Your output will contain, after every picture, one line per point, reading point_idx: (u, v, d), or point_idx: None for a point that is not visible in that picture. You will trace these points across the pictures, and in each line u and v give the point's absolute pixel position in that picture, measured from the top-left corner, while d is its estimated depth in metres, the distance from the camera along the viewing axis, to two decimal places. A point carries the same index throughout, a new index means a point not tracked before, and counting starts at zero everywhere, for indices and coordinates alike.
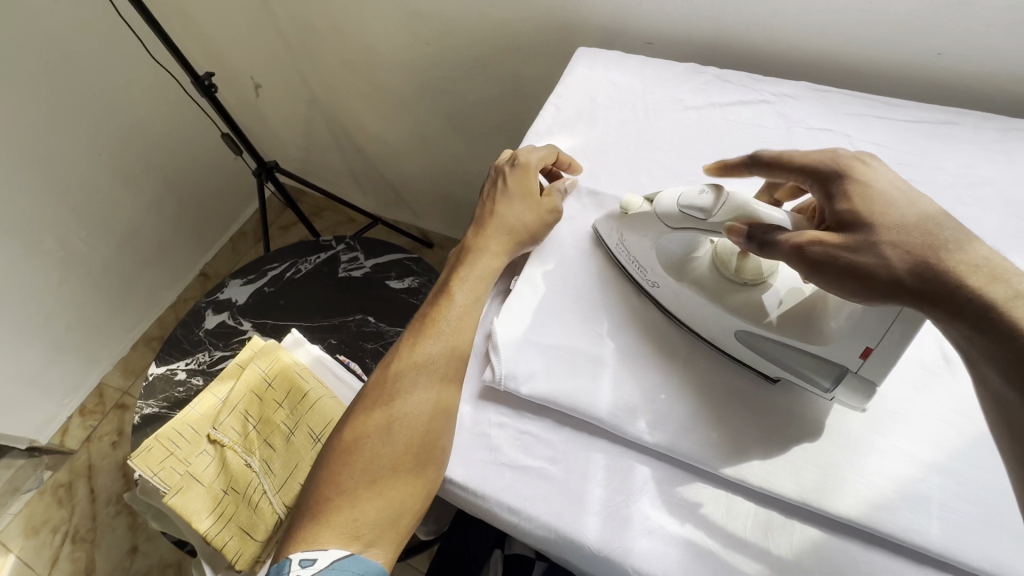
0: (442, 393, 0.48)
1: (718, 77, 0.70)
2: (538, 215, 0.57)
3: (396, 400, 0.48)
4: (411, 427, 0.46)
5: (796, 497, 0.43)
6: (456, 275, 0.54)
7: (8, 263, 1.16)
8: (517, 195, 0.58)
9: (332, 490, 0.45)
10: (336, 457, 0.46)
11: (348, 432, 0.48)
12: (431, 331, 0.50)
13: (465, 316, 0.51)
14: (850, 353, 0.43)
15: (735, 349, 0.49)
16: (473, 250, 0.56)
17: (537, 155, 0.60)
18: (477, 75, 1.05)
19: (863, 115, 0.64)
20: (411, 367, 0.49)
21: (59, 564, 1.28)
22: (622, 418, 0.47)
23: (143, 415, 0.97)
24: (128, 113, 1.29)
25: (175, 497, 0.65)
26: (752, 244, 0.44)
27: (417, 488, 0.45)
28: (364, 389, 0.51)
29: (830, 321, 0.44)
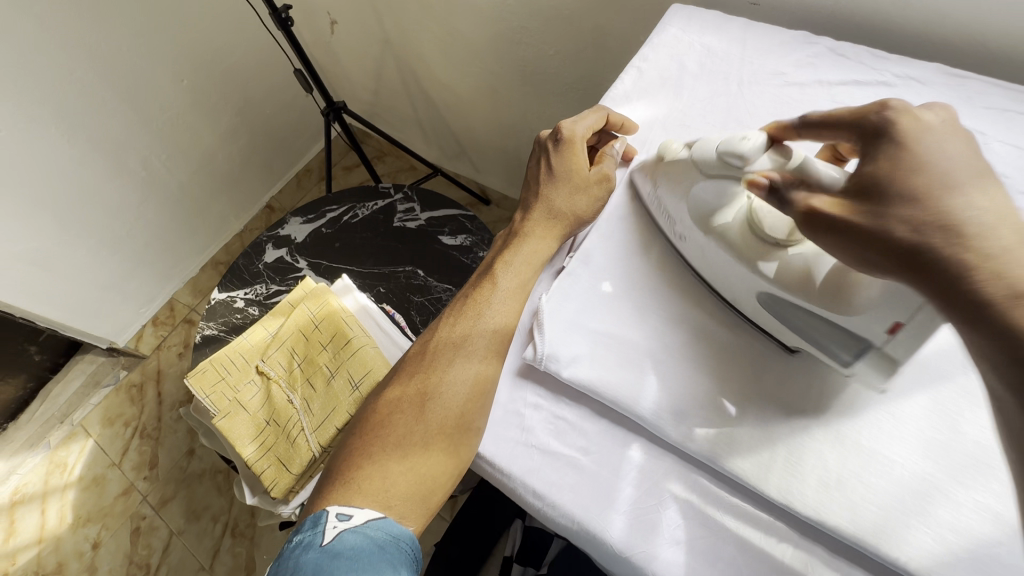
0: (479, 373, 0.46)
1: (831, 50, 0.62)
2: (590, 197, 0.54)
3: (432, 377, 0.47)
4: (444, 406, 0.45)
5: (850, 536, 0.39)
6: (501, 260, 0.52)
7: (95, 178, 1.24)
8: (565, 175, 0.55)
9: (364, 459, 0.45)
10: (369, 429, 0.47)
11: (382, 405, 0.48)
12: (471, 313, 0.49)
13: (509, 301, 0.50)
14: (875, 328, 0.39)
15: (769, 323, 0.46)
16: (520, 233, 0.54)
17: (582, 125, 0.55)
18: (558, 27, 0.98)
19: (1006, 109, 0.55)
20: (449, 347, 0.48)
21: (128, 454, 1.43)
22: (667, 420, 0.44)
23: (203, 336, 1.03)
24: (211, 41, 1.31)
25: (223, 420, 0.69)
26: (773, 198, 0.41)
27: (449, 466, 0.44)
28: (402, 364, 0.51)
29: (862, 288, 0.39)
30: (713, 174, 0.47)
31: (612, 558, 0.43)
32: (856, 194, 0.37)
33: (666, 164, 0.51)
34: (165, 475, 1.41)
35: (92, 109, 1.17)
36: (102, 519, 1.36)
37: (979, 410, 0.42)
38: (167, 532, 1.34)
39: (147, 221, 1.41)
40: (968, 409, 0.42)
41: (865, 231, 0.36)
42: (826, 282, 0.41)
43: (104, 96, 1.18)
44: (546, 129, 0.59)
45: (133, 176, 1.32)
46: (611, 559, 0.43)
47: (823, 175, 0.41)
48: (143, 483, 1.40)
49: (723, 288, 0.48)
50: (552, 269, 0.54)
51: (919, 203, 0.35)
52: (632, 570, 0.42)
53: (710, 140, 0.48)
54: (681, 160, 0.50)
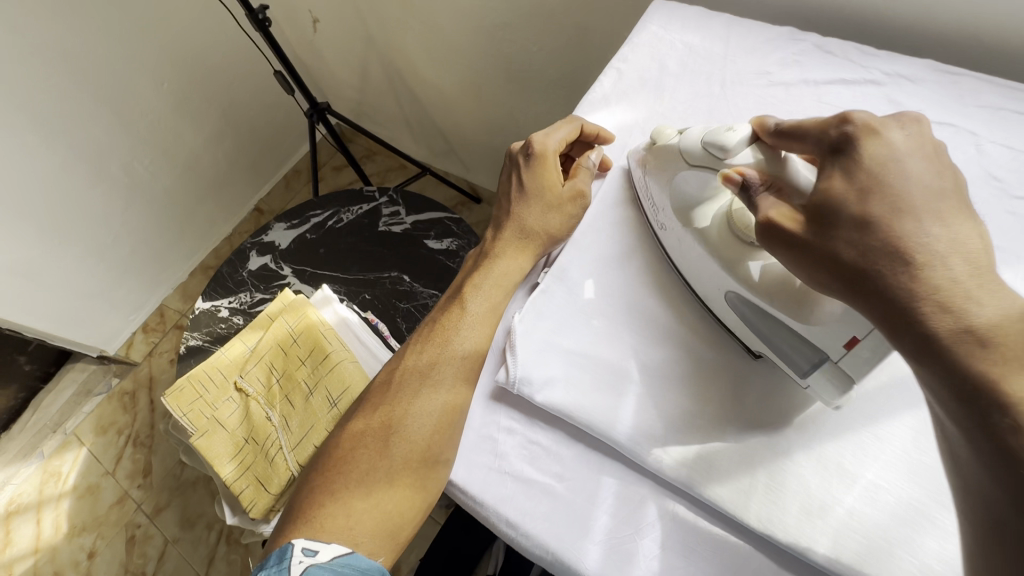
0: (447, 404, 0.45)
1: (818, 47, 0.59)
2: (561, 216, 0.52)
3: (398, 409, 0.46)
4: (411, 439, 0.44)
5: (834, 568, 0.37)
6: (471, 283, 0.51)
7: (75, 186, 1.22)
8: (537, 192, 0.53)
9: (326, 496, 0.43)
10: (332, 464, 0.45)
11: (348, 437, 0.47)
12: (439, 340, 0.48)
13: (479, 327, 0.48)
14: (833, 341, 0.39)
15: (750, 340, 0.44)
16: (490, 255, 0.52)
17: (555, 138, 0.54)
18: (541, 23, 0.95)
19: (1000, 108, 0.52)
20: (417, 376, 0.47)
21: (122, 462, 1.43)
22: (643, 447, 0.42)
23: (188, 346, 1.02)
24: (191, 44, 1.28)
25: (201, 439, 0.68)
26: (744, 194, 0.40)
27: (416, 500, 0.43)
28: (369, 393, 0.49)
29: (825, 302, 0.39)
30: (695, 165, 0.46)
31: None
32: (808, 212, 0.36)
33: (658, 148, 0.49)
34: (159, 483, 1.40)
35: (70, 116, 1.15)
36: (97, 529, 1.36)
37: None
38: (162, 540, 1.34)
39: (132, 227, 1.39)
40: None
41: (816, 249, 0.35)
42: (804, 303, 0.40)
43: (83, 103, 1.15)
44: (519, 141, 0.57)
45: (116, 183, 1.30)
46: None
47: (799, 177, 0.39)
48: (138, 492, 1.39)
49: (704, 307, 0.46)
50: (527, 286, 0.52)
51: (900, 222, 0.32)
52: None
53: (697, 131, 0.47)
54: (670, 147, 0.48)
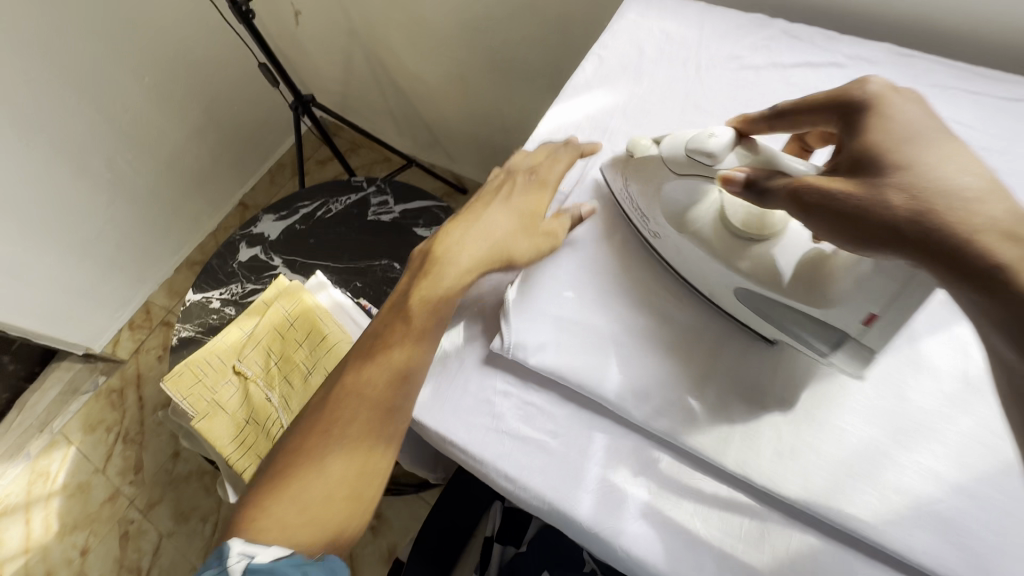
0: (392, 399, 0.48)
1: (785, 32, 0.63)
2: (530, 241, 0.52)
3: (343, 408, 0.48)
4: (348, 455, 0.46)
5: (800, 501, 0.41)
6: (419, 295, 0.51)
7: (58, 181, 1.22)
8: (517, 211, 0.54)
9: (273, 488, 0.46)
10: (282, 456, 0.48)
11: (287, 449, 0.48)
12: (384, 356, 0.49)
13: (421, 328, 0.50)
14: (851, 319, 0.39)
15: (736, 307, 0.47)
16: (439, 264, 0.52)
17: (556, 169, 0.56)
18: (523, 13, 0.98)
19: (950, 88, 0.57)
20: (357, 391, 0.48)
21: (112, 459, 1.42)
22: (630, 403, 0.46)
23: (180, 338, 1.03)
24: (172, 38, 1.28)
25: (202, 422, 0.70)
26: (750, 192, 0.41)
27: (358, 492, 0.46)
28: (311, 405, 0.51)
29: (836, 282, 0.40)
30: (681, 173, 0.47)
31: (582, 535, 0.45)
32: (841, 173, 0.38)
33: (637, 161, 0.50)
34: (151, 478, 1.40)
35: (53, 110, 1.14)
36: (89, 526, 1.36)
37: (925, 377, 0.44)
38: (156, 534, 1.34)
39: (116, 223, 1.38)
40: (914, 377, 0.44)
41: (811, 188, 0.37)
42: (794, 279, 0.42)
43: (63, 97, 1.15)
44: (522, 155, 0.59)
45: (99, 178, 1.29)
46: (582, 536, 0.45)
47: (795, 168, 0.41)
48: (130, 488, 1.39)
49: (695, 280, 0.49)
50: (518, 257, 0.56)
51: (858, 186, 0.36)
52: (601, 545, 0.44)
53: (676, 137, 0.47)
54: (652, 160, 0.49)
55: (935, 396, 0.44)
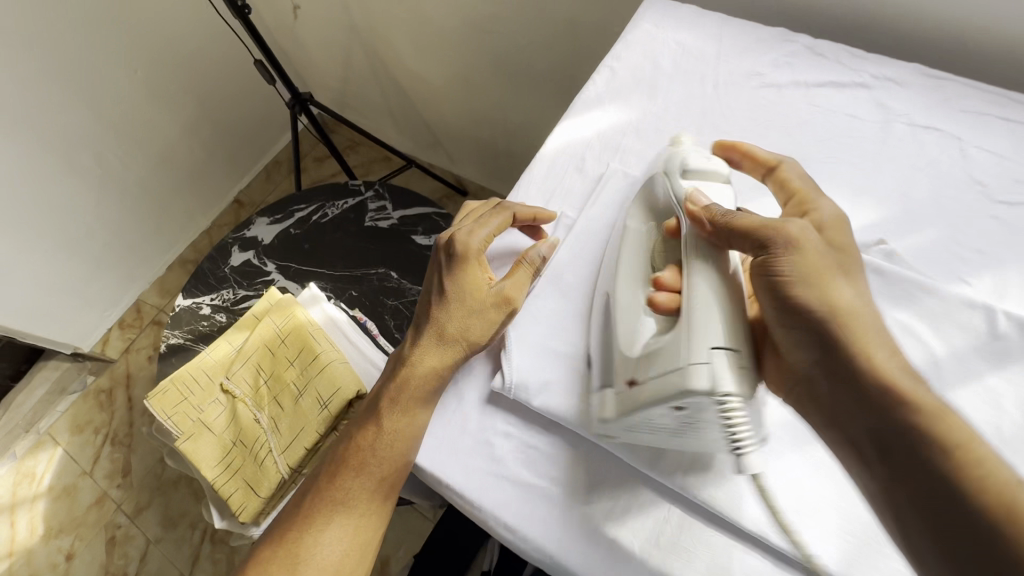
0: (389, 471, 0.45)
1: (809, 48, 0.59)
2: (487, 320, 0.47)
3: (344, 475, 0.46)
4: (321, 571, 0.44)
5: (826, 568, 0.39)
6: (387, 396, 0.47)
7: (43, 176, 1.18)
8: (457, 290, 0.48)
9: (270, 557, 0.44)
10: (282, 521, 0.46)
11: (255, 562, 0.45)
12: (355, 461, 0.46)
13: (421, 392, 0.46)
14: (623, 370, 0.41)
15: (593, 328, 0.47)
16: (408, 361, 0.47)
17: (479, 237, 0.50)
18: (528, 14, 0.94)
19: (984, 113, 0.53)
20: (327, 501, 0.45)
21: (100, 462, 1.39)
22: (641, 451, 0.43)
23: (169, 345, 0.99)
24: (164, 30, 1.25)
25: (186, 443, 0.67)
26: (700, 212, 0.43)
27: (356, 564, 0.45)
28: (282, 512, 0.48)
29: (639, 345, 0.41)
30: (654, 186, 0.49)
31: None
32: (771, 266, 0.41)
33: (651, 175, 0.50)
34: (139, 482, 1.37)
35: (37, 103, 1.11)
36: (75, 530, 1.33)
37: None
38: (143, 540, 1.32)
39: (106, 220, 1.35)
40: None
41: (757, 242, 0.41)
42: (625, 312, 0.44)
43: (48, 89, 1.12)
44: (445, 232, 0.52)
45: (87, 174, 1.26)
46: None
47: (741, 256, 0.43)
48: (117, 491, 1.36)
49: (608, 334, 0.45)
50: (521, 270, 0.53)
51: None
52: None
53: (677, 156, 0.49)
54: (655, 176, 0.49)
55: None
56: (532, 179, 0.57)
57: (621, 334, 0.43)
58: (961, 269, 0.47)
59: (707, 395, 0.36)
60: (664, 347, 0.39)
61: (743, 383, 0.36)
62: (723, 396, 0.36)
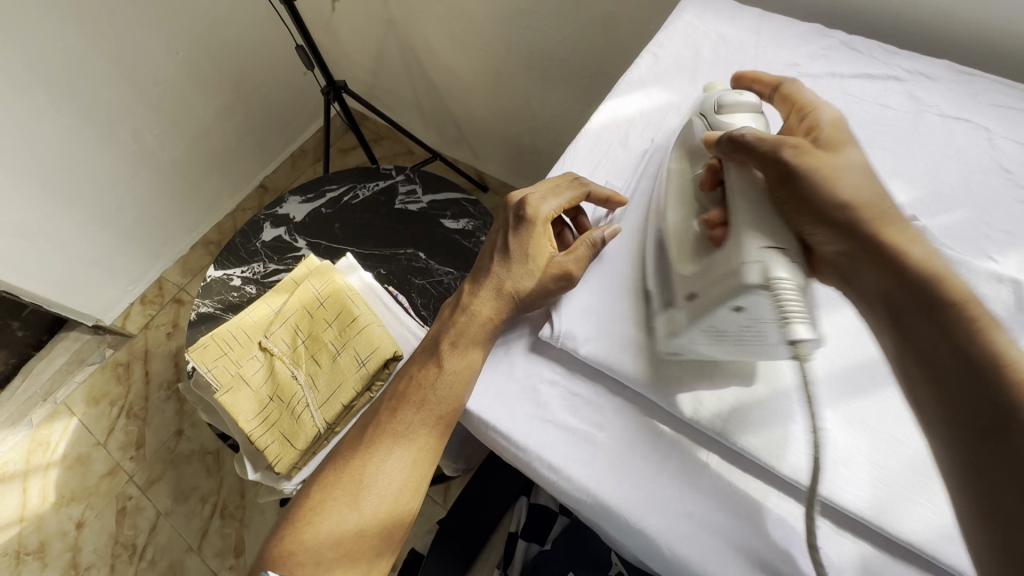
0: (446, 410, 0.48)
1: (844, 43, 0.63)
2: (540, 287, 0.49)
3: (402, 414, 0.48)
4: (381, 497, 0.46)
5: (858, 511, 0.40)
6: (447, 338, 0.50)
7: (82, 148, 1.22)
8: (521, 253, 0.51)
9: (332, 487, 0.47)
10: (343, 454, 0.49)
11: (318, 488, 0.48)
12: (416, 398, 0.49)
13: (477, 340, 0.49)
14: (682, 286, 0.44)
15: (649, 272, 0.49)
16: (467, 309, 0.50)
17: (552, 205, 0.51)
18: (565, 11, 0.98)
19: (1010, 107, 0.56)
20: (388, 435, 0.48)
21: (114, 434, 1.41)
22: (681, 400, 0.45)
23: (199, 313, 1.02)
24: (208, 13, 1.29)
25: (225, 395, 0.69)
26: (721, 143, 0.45)
27: (412, 496, 0.47)
28: (343, 444, 0.51)
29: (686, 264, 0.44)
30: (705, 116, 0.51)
31: (626, 532, 0.44)
32: (782, 172, 0.42)
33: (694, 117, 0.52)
34: (152, 455, 1.38)
35: (83, 77, 1.15)
36: (86, 499, 1.34)
37: None
38: (153, 512, 1.33)
39: (138, 196, 1.38)
40: None
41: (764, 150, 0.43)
42: (682, 242, 0.46)
43: (94, 63, 1.15)
44: (519, 191, 0.55)
45: (124, 149, 1.30)
46: (626, 533, 0.44)
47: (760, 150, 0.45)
48: (130, 464, 1.37)
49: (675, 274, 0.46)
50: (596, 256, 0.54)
51: None
52: (646, 542, 0.43)
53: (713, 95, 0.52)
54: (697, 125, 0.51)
55: None
56: (578, 152, 0.60)
57: (679, 260, 0.45)
58: (987, 247, 0.50)
59: (761, 288, 0.38)
60: (717, 254, 0.41)
61: (794, 274, 0.39)
62: (774, 279, 0.38)
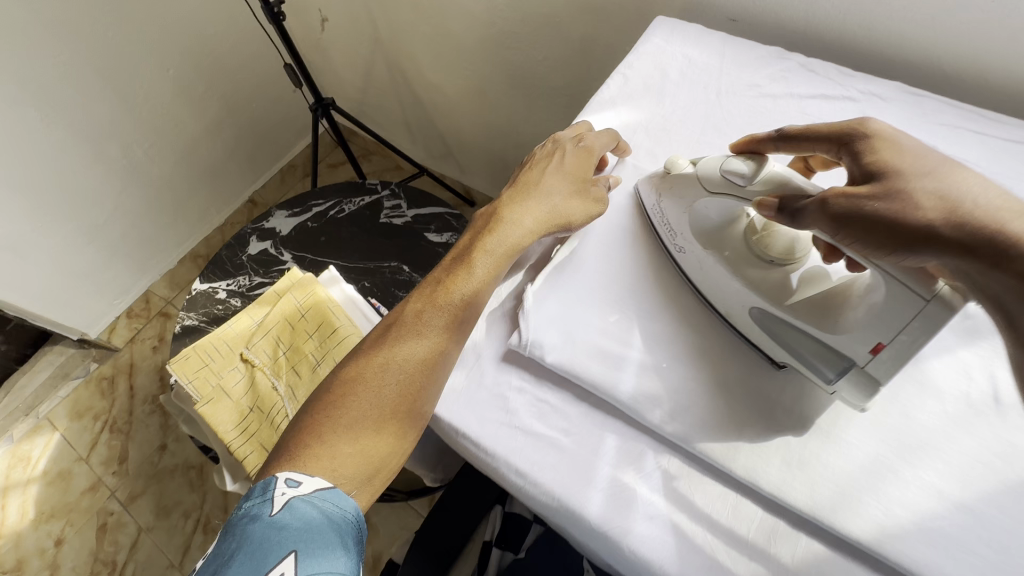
0: (442, 350, 0.48)
1: (802, 66, 0.66)
2: (586, 208, 0.55)
3: (396, 353, 0.48)
4: (398, 393, 0.46)
5: (808, 511, 0.42)
6: (472, 251, 0.52)
7: (71, 162, 1.23)
8: (564, 183, 0.56)
9: (320, 427, 0.45)
10: (329, 397, 0.47)
11: (306, 428, 0.45)
12: (413, 336, 0.48)
13: (479, 287, 0.51)
14: (859, 348, 0.42)
15: (751, 331, 0.49)
16: (496, 227, 0.53)
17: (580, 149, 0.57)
18: (546, 33, 1.01)
19: (957, 127, 0.59)
20: (382, 372, 0.47)
21: (97, 448, 1.40)
22: (644, 406, 0.47)
23: (183, 326, 1.03)
24: (200, 32, 1.32)
25: (206, 406, 0.70)
26: (783, 215, 0.44)
27: (400, 440, 0.46)
28: (328, 384, 0.48)
29: (848, 312, 0.43)
30: (715, 191, 0.50)
31: (590, 534, 0.45)
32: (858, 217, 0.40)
33: (674, 177, 0.53)
34: (134, 470, 1.37)
35: (75, 94, 1.17)
36: (66, 515, 1.33)
37: (976, 419, 0.44)
38: (134, 528, 1.31)
39: (126, 209, 1.39)
40: (964, 415, 0.44)
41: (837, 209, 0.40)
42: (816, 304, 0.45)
43: (87, 81, 1.17)
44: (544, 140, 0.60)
45: (113, 164, 1.31)
46: (590, 536, 0.45)
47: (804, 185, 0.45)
48: (112, 479, 1.36)
49: (834, 343, 0.44)
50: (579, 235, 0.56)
51: None
52: (609, 544, 0.44)
53: (709, 161, 0.51)
54: (688, 176, 0.52)
55: (990, 444, 0.43)
56: None
57: (837, 330, 0.43)
58: None
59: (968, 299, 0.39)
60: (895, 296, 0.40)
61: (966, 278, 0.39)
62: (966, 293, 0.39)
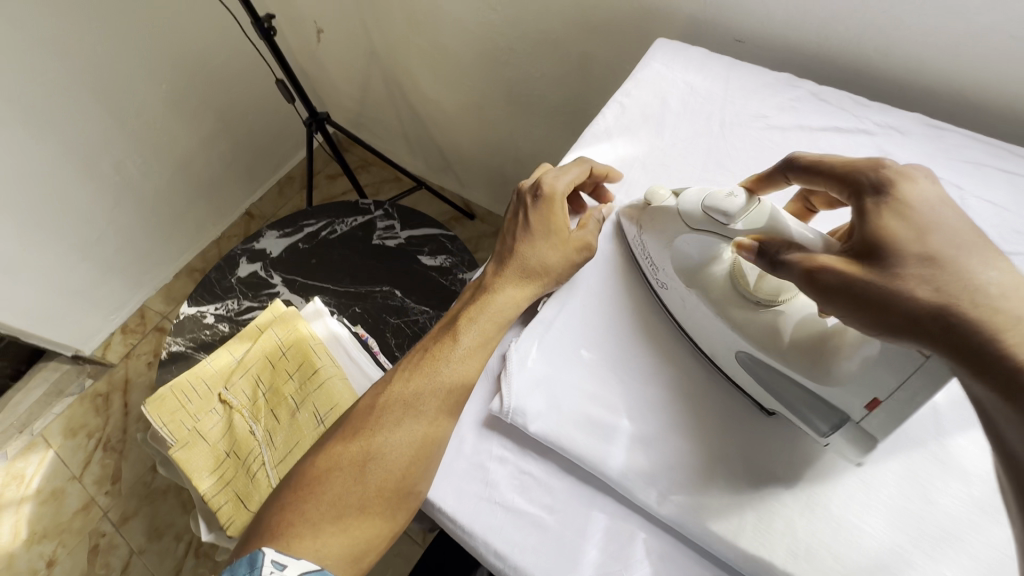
0: (430, 428, 0.45)
1: (813, 94, 0.61)
2: (565, 257, 0.51)
3: (376, 435, 0.45)
4: (386, 467, 0.44)
5: None
6: (466, 314, 0.50)
7: (62, 179, 1.20)
8: (544, 232, 0.52)
9: (299, 514, 0.43)
10: (307, 480, 0.45)
11: (286, 511, 0.44)
12: (395, 414, 0.46)
13: (468, 359, 0.48)
14: (853, 403, 0.39)
15: (735, 372, 0.46)
16: (489, 289, 0.51)
17: (562, 182, 0.53)
18: (544, 50, 0.97)
19: (983, 164, 0.54)
20: (363, 455, 0.45)
21: (90, 467, 1.38)
22: (635, 484, 0.43)
23: (170, 352, 1.00)
24: (193, 46, 1.29)
25: (181, 451, 0.67)
26: (762, 260, 0.40)
27: (385, 527, 0.44)
28: (309, 465, 0.47)
29: (842, 361, 0.39)
30: (696, 228, 0.46)
31: None
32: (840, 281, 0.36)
33: (654, 209, 0.49)
34: (128, 490, 1.35)
35: (66, 110, 1.14)
36: (58, 536, 1.31)
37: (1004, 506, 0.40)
38: (127, 550, 1.29)
39: (120, 225, 1.37)
40: (989, 500, 0.40)
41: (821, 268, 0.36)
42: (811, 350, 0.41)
43: (77, 97, 1.15)
44: (526, 179, 0.57)
45: (106, 180, 1.28)
46: None
47: (800, 235, 0.40)
48: (104, 498, 1.34)
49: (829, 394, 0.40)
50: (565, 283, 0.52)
51: (919, 272, 0.34)
52: None
53: (692, 193, 0.47)
54: (669, 209, 0.48)
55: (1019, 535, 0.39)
56: None
57: (831, 376, 0.40)
58: None
59: None
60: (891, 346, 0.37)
61: None
62: None
